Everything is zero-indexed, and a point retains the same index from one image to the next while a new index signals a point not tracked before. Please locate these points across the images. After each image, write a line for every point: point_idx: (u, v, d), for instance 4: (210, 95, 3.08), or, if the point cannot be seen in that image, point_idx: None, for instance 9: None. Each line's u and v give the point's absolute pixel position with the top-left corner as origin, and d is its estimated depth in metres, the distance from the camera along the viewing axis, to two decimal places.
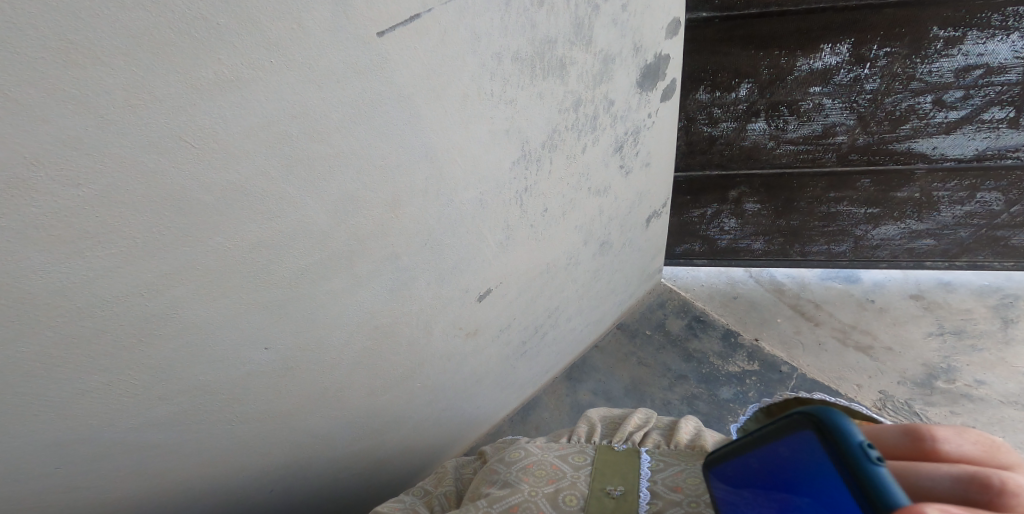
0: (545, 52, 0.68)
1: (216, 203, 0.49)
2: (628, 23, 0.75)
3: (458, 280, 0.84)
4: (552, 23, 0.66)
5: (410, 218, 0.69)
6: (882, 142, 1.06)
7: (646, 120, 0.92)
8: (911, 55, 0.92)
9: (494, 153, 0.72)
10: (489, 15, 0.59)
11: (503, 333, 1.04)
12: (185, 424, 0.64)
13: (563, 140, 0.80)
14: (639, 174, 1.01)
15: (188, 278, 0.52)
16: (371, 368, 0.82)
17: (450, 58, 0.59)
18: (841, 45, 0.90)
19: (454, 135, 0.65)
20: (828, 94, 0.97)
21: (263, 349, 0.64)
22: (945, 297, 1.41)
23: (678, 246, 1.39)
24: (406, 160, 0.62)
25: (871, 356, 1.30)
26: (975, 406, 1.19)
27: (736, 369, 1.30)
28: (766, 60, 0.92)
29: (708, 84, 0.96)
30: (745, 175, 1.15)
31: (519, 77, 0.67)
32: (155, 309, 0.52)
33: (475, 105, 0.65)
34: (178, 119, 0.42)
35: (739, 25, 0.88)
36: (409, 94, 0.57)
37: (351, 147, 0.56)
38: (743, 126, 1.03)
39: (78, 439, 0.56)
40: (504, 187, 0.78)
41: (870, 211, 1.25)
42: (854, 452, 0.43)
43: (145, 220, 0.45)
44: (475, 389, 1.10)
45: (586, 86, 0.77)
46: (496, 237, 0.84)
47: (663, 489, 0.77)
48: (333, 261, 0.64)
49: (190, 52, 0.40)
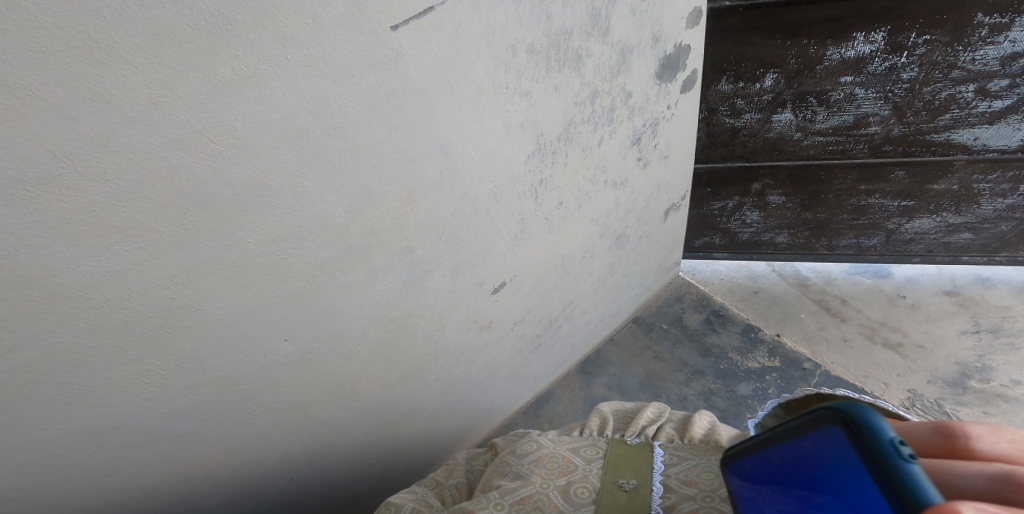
0: (561, 43, 0.63)
1: (236, 198, 0.47)
2: (647, 13, 0.70)
3: (473, 275, 0.82)
4: (569, 14, 0.61)
5: (425, 213, 0.66)
6: (919, 133, 1.00)
7: (665, 112, 0.88)
8: (953, 43, 0.86)
9: (508, 148, 0.68)
10: (504, 7, 0.55)
11: (518, 326, 1.02)
12: (209, 414, 0.64)
13: (579, 133, 0.76)
14: (658, 166, 0.98)
15: (207, 273, 0.50)
16: (387, 362, 0.82)
17: (464, 52, 0.55)
18: (876, 34, 0.85)
19: (468, 128, 0.61)
20: (861, 83, 0.92)
21: (282, 340, 0.63)
22: (981, 294, 1.35)
23: (699, 239, 1.35)
24: (421, 154, 0.59)
25: (900, 353, 1.25)
26: (1011, 407, 1.13)
27: (756, 365, 1.27)
28: (794, 49, 0.87)
29: (731, 75, 0.92)
30: (770, 167, 1.10)
31: (534, 70, 0.63)
32: (179, 303, 0.51)
33: (490, 99, 0.61)
34: (203, 115, 0.40)
35: (764, 13, 0.83)
36: (422, 88, 0.53)
37: (367, 142, 0.53)
38: (768, 117, 0.98)
39: (107, 428, 0.56)
40: (518, 182, 0.74)
41: (905, 204, 1.19)
42: (884, 449, 0.42)
43: (170, 215, 0.44)
44: (490, 381, 1.10)
45: (602, 78, 0.72)
46: (511, 231, 0.81)
47: (675, 483, 0.76)
48: (349, 256, 0.62)
49: (209, 49, 0.38)
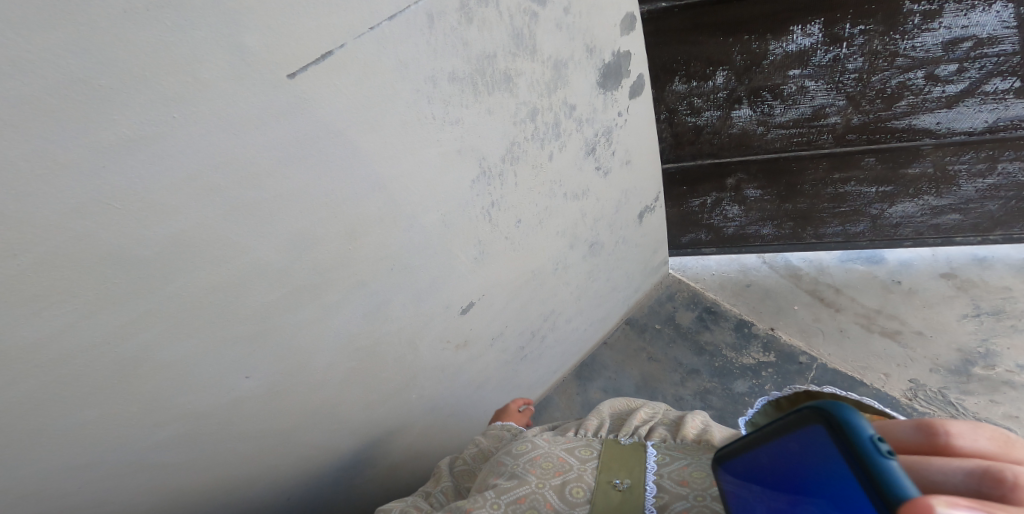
0: (486, 67, 0.69)
1: (157, 256, 0.52)
2: (574, 25, 0.77)
3: (439, 297, 0.90)
4: (487, 39, 0.67)
5: (371, 247, 0.73)
6: (879, 120, 1.02)
7: (617, 119, 0.95)
8: (888, 32, 0.87)
9: (452, 175, 0.75)
10: (414, 41, 0.59)
11: (497, 340, 1.10)
12: (189, 442, 0.71)
13: (525, 151, 0.83)
14: (620, 172, 1.05)
15: (153, 323, 0.56)
16: (365, 386, 0.89)
17: (379, 88, 0.59)
18: (812, 27, 0.87)
19: (400, 162, 0.67)
20: (809, 75, 0.94)
21: (245, 376, 0.70)
22: (980, 275, 1.33)
23: (684, 236, 1.38)
24: (356, 194, 0.65)
25: (899, 342, 1.26)
26: (1018, 394, 1.14)
27: (751, 361, 1.28)
28: (736, 46, 0.90)
29: (683, 75, 0.96)
30: (740, 162, 1.13)
31: (461, 96, 0.69)
32: (131, 352, 0.57)
33: (417, 129, 0.66)
34: (99, 182, 0.44)
35: (702, 12, 0.86)
36: (342, 129, 0.59)
37: (290, 188, 0.58)
38: (727, 114, 1.02)
39: (93, 461, 0.63)
40: (468, 207, 0.82)
41: (883, 190, 1.19)
42: (865, 447, 0.40)
43: (96, 278, 0.49)
44: (479, 392, 1.14)
45: (539, 95, 0.79)
46: (470, 254, 0.89)
47: (669, 483, 0.74)
48: (297, 295, 0.68)
49: (85, 115, 0.41)
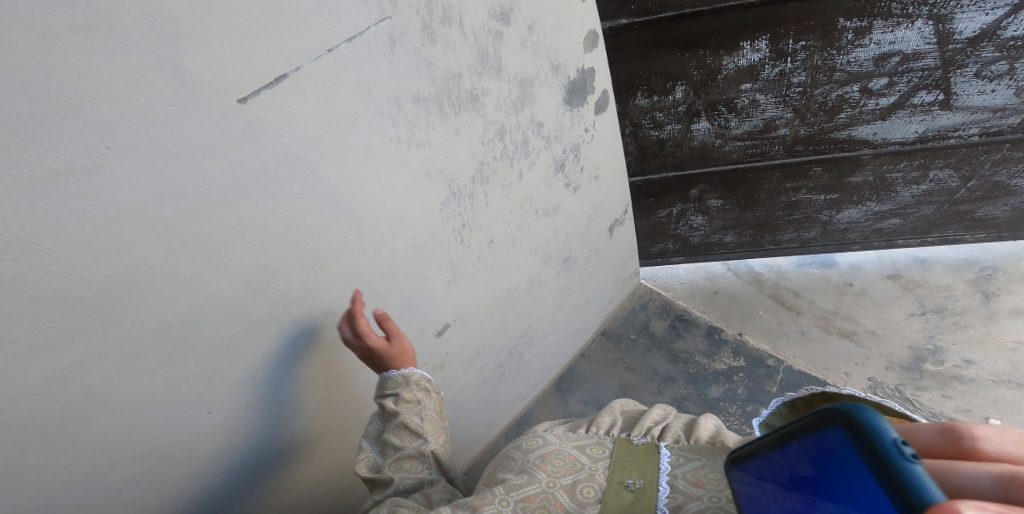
0: (452, 87, 0.73)
1: (98, 295, 0.52)
2: (539, 43, 0.83)
3: (412, 321, 0.90)
4: (451, 59, 0.71)
5: (339, 278, 0.74)
6: (823, 132, 1.12)
7: (584, 135, 1.01)
8: (827, 47, 0.96)
9: (421, 197, 0.78)
10: (375, 63, 0.63)
11: (475, 360, 1.10)
12: (146, 483, 0.70)
13: (494, 171, 0.88)
14: (589, 187, 1.11)
15: (97, 365, 0.56)
16: (332, 416, 0.90)
17: (338, 112, 0.62)
18: (759, 42, 0.95)
19: (365, 190, 0.70)
20: (759, 89, 1.03)
21: (207, 412, 0.69)
22: (922, 275, 1.43)
23: (654, 246, 1.45)
24: (321, 223, 0.67)
25: (856, 341, 1.34)
26: (967, 388, 1.22)
27: (723, 366, 1.33)
28: (693, 61, 0.98)
29: (644, 90, 1.03)
30: (701, 174, 1.21)
31: (427, 117, 0.72)
32: (73, 396, 0.56)
33: (382, 152, 0.69)
34: (29, 218, 0.45)
35: (659, 29, 0.93)
36: (297, 157, 0.60)
37: (248, 219, 0.59)
38: (687, 127, 1.10)
39: (41, 506, 0.61)
40: (439, 228, 0.85)
41: (830, 197, 1.29)
42: (886, 450, 0.38)
43: (31, 318, 0.49)
44: (460, 412, 1.13)
45: (506, 113, 0.84)
46: (443, 276, 0.91)
47: (683, 484, 0.68)
48: (259, 328, 0.68)
49: (5, 152, 0.42)
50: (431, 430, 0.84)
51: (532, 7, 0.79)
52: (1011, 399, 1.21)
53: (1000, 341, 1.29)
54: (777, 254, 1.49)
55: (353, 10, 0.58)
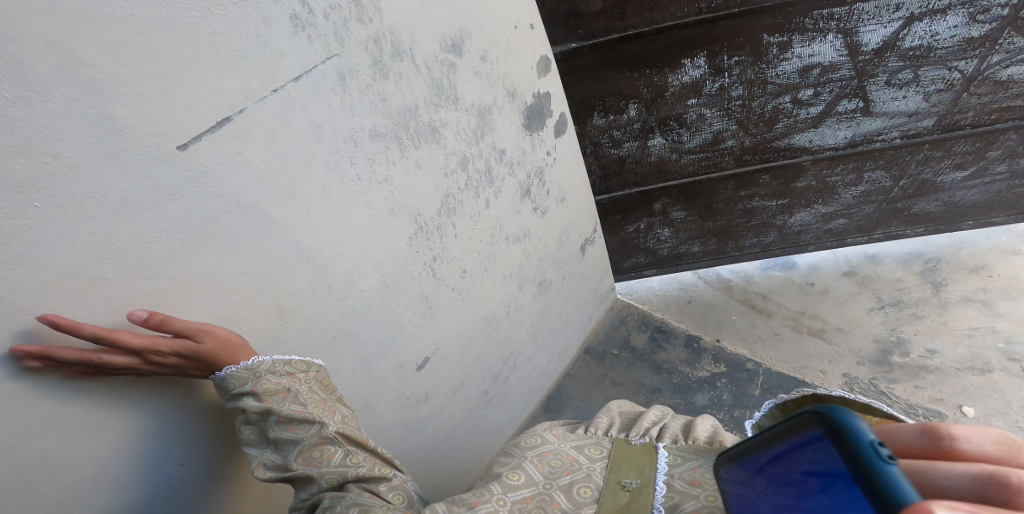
0: (409, 120, 0.79)
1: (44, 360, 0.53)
2: (493, 72, 0.91)
3: (388, 360, 0.91)
4: (406, 93, 0.77)
5: (306, 320, 0.76)
6: (766, 141, 1.24)
7: (546, 159, 1.09)
8: (757, 62, 1.08)
9: (385, 234, 0.82)
10: (324, 102, 0.68)
11: (458, 390, 1.10)
12: None
13: (460, 203, 0.93)
14: (556, 209, 1.18)
15: (46, 430, 0.56)
16: None
17: (290, 153, 0.66)
18: (698, 59, 1.07)
19: (330, 231, 0.75)
20: (704, 104, 1.14)
21: (178, 464, 0.70)
22: (874, 270, 1.53)
23: (626, 261, 1.55)
24: (280, 265, 0.70)
25: (825, 338, 1.40)
26: (935, 378, 1.29)
27: (706, 374, 1.36)
28: (642, 79, 1.09)
29: (601, 109, 1.14)
30: (662, 188, 1.32)
31: (387, 152, 0.78)
32: (26, 461, 0.55)
33: (342, 192, 0.74)
34: None
35: (608, 50, 1.05)
36: (248, 204, 0.64)
37: (211, 264, 0.63)
38: (644, 143, 1.21)
39: None
40: (408, 264, 0.88)
41: (781, 203, 1.41)
42: (864, 453, 0.35)
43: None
44: (450, 443, 1.12)
45: (467, 143, 0.90)
46: (417, 310, 0.93)
47: (682, 483, 0.65)
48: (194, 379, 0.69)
49: None
50: (323, 412, 0.70)
51: (482, 38, 0.88)
52: (977, 385, 1.27)
53: (956, 328, 1.37)
54: (741, 258, 1.58)
55: (297, 50, 0.63)
